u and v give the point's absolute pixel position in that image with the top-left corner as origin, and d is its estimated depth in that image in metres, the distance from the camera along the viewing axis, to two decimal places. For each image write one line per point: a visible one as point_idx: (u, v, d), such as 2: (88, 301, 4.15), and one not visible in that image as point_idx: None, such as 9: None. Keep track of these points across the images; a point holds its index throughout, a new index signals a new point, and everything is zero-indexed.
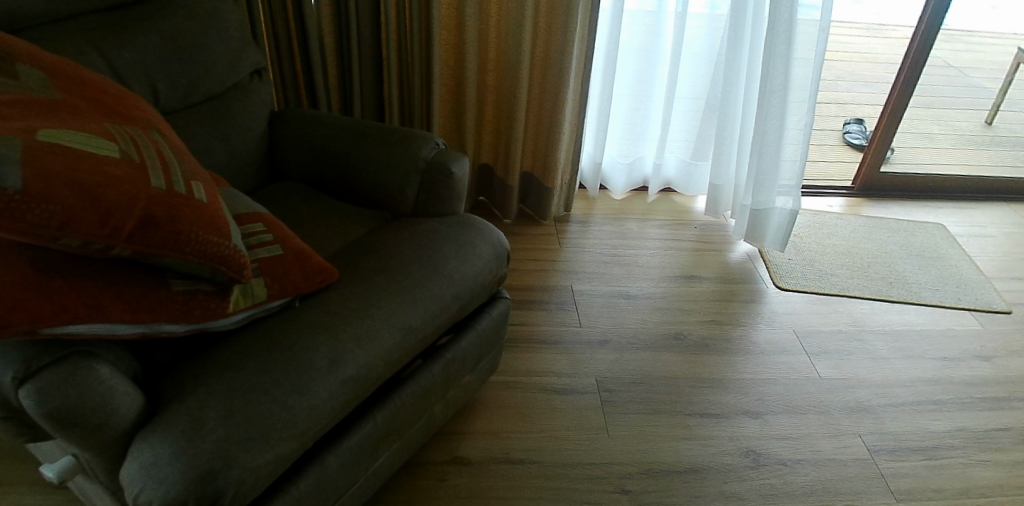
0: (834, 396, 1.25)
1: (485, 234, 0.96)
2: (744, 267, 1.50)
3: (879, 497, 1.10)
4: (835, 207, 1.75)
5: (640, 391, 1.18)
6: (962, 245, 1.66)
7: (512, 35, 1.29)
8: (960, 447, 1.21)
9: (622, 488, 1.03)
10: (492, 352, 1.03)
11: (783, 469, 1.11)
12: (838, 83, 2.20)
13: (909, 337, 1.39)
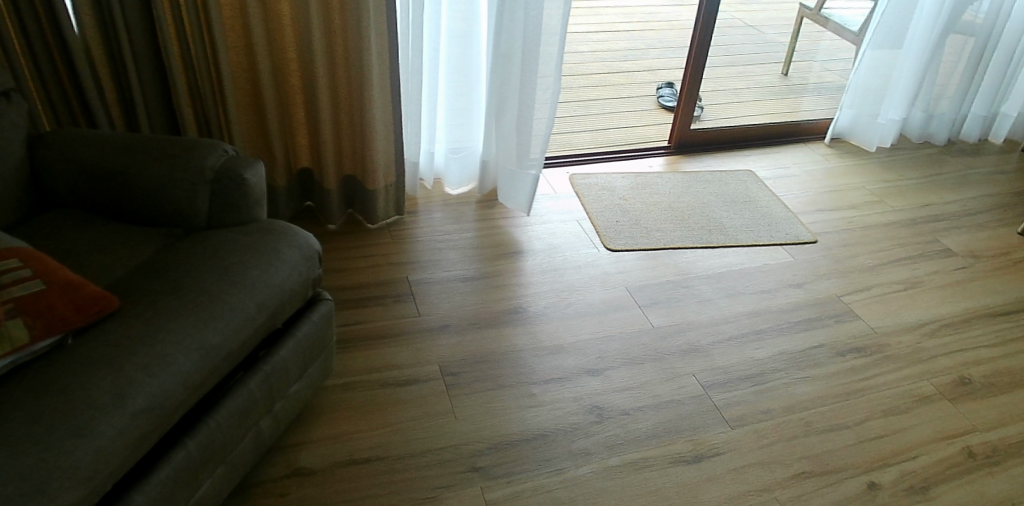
0: (667, 342, 1.37)
1: (291, 238, 0.93)
2: (576, 237, 1.59)
3: (714, 427, 1.23)
4: (655, 168, 1.89)
5: (486, 368, 1.22)
6: (770, 188, 1.87)
7: (302, 33, 1.27)
8: (782, 368, 1.38)
9: (473, 466, 1.06)
10: (321, 355, 1.01)
11: (625, 418, 1.21)
12: (650, 51, 2.45)
13: (730, 277, 1.55)
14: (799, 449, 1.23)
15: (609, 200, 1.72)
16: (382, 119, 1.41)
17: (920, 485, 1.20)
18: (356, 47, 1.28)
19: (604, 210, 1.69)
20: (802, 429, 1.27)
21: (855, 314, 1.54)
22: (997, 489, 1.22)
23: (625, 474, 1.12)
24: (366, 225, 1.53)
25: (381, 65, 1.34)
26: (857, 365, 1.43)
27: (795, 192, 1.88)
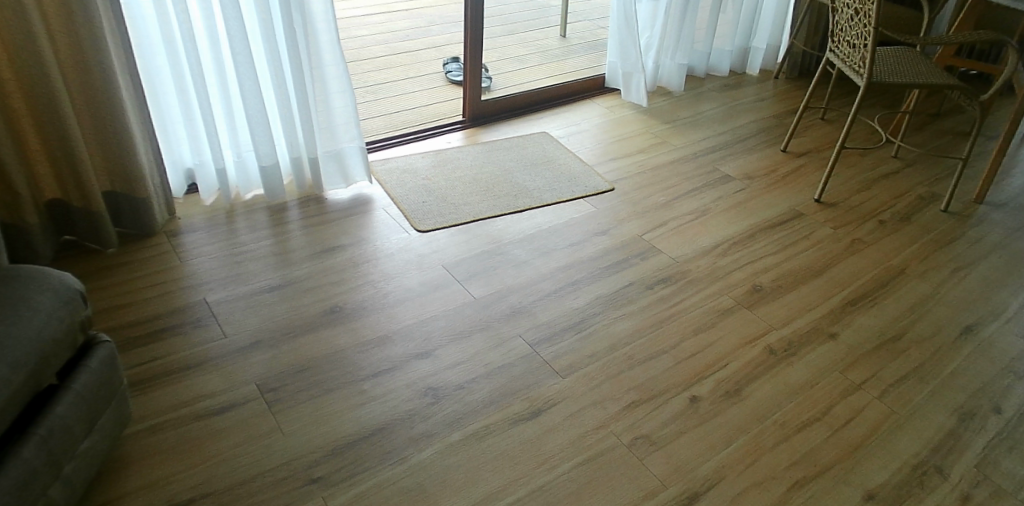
0: (492, 308, 1.60)
1: (45, 283, 0.98)
2: (380, 228, 1.82)
3: (548, 380, 1.44)
4: (454, 142, 2.26)
5: (336, 366, 1.38)
6: (566, 145, 2.32)
7: (24, 52, 1.42)
8: (598, 312, 1.66)
9: (311, 478, 1.16)
10: (111, 401, 1.03)
11: (461, 391, 1.37)
12: (430, 28, 3.01)
13: (540, 235, 1.87)
14: (624, 383, 1.49)
15: (414, 183, 2.01)
16: (136, 121, 1.65)
17: (734, 386, 1.57)
18: (90, 54, 1.48)
19: (407, 195, 1.96)
20: (625, 365, 1.53)
21: (658, 249, 1.93)
22: (793, 375, 1.64)
23: (466, 445, 1.27)
24: (138, 235, 1.74)
25: (121, 67, 1.58)
26: (663, 294, 1.77)
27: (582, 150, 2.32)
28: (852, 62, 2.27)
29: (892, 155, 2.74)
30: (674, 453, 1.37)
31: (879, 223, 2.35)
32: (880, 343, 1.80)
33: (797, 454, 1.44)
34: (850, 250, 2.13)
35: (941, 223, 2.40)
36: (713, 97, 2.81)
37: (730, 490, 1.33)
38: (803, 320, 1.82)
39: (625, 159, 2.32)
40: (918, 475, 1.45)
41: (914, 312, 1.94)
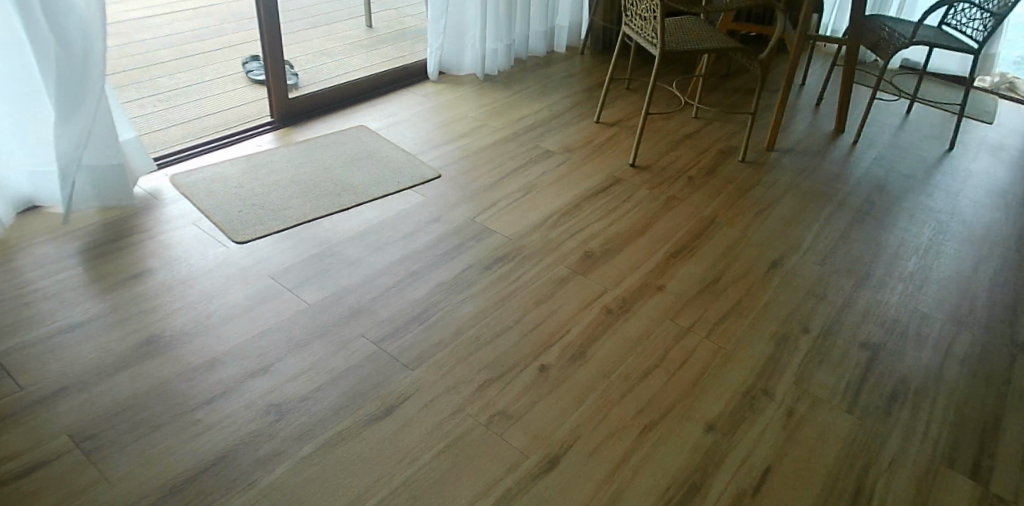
0: (327, 313, 1.78)
1: None
2: (194, 244, 1.97)
3: (395, 374, 1.64)
4: (265, 144, 2.47)
5: (192, 385, 1.53)
6: (385, 138, 2.58)
7: None
8: (441, 300, 1.87)
9: None
10: None
11: (305, 402, 1.53)
12: (227, 28, 3.28)
13: (368, 234, 2.08)
14: (473, 365, 1.70)
15: (229, 192, 2.18)
16: None
17: (579, 349, 1.81)
18: None
19: (225, 207, 2.12)
20: (472, 347, 1.75)
21: (492, 230, 2.17)
22: (629, 330, 1.91)
23: (322, 454, 1.42)
24: None
25: None
26: (502, 272, 2.01)
27: (410, 136, 2.61)
28: (643, 34, 2.47)
29: (694, 116, 3.00)
30: (530, 424, 1.59)
31: (688, 180, 2.58)
32: (702, 288, 2.10)
33: (644, 403, 1.72)
34: (666, 206, 2.41)
35: (741, 174, 2.68)
36: (531, 77, 3.15)
37: (584, 448, 1.57)
38: (633, 278, 2.08)
39: (452, 145, 2.59)
40: (749, 400, 1.79)
41: (729, 255, 2.25)
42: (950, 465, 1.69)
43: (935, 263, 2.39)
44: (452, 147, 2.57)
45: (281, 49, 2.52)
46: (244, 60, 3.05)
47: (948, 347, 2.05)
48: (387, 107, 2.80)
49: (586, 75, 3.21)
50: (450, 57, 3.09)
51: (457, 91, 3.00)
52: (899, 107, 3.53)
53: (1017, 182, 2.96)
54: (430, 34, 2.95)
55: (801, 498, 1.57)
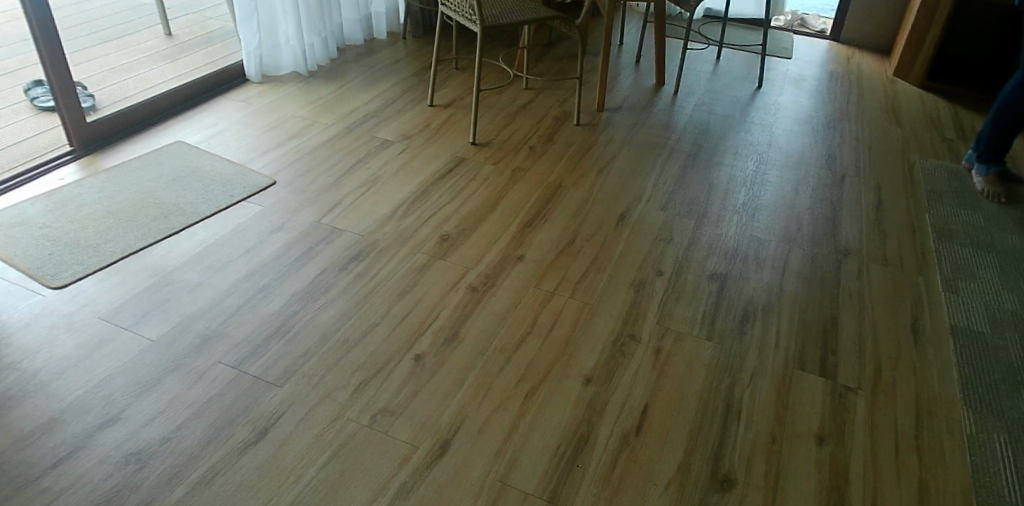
0: (176, 344, 1.67)
1: None
2: (3, 297, 1.76)
3: (265, 393, 1.58)
4: (68, 177, 2.23)
5: (29, 453, 1.39)
6: (208, 151, 2.42)
7: None
8: (298, 309, 1.81)
9: None
10: None
11: (168, 441, 1.44)
12: None
13: (208, 254, 1.96)
14: (346, 368, 1.67)
15: (35, 234, 1.96)
16: None
17: (451, 331, 1.83)
18: None
19: (34, 250, 1.90)
20: (342, 350, 1.72)
21: (341, 229, 2.12)
22: (496, 304, 1.95)
23: (195, 494, 1.34)
24: None
25: None
26: (359, 270, 1.97)
27: (235, 146, 2.47)
28: (464, 11, 2.49)
29: (524, 88, 3.08)
30: (414, 415, 1.60)
31: (529, 149, 2.66)
32: (559, 252, 2.18)
33: (524, 370, 1.77)
34: (512, 179, 2.46)
35: (577, 137, 2.79)
36: (354, 69, 3.10)
37: (474, 426, 1.61)
38: (492, 254, 2.12)
39: (284, 148, 2.48)
40: (619, 347, 1.91)
41: (579, 215, 2.35)
42: (803, 366, 1.94)
43: (762, 191, 2.65)
44: (284, 151, 2.47)
45: (67, 69, 2.27)
46: (25, 87, 2.73)
47: (784, 264, 2.30)
48: (203, 118, 2.63)
49: (412, 61, 3.21)
50: (268, 60, 2.96)
51: (276, 93, 2.86)
52: (709, 55, 3.82)
53: (818, 108, 3.33)
54: (243, 37, 2.81)
55: (680, 426, 1.73)
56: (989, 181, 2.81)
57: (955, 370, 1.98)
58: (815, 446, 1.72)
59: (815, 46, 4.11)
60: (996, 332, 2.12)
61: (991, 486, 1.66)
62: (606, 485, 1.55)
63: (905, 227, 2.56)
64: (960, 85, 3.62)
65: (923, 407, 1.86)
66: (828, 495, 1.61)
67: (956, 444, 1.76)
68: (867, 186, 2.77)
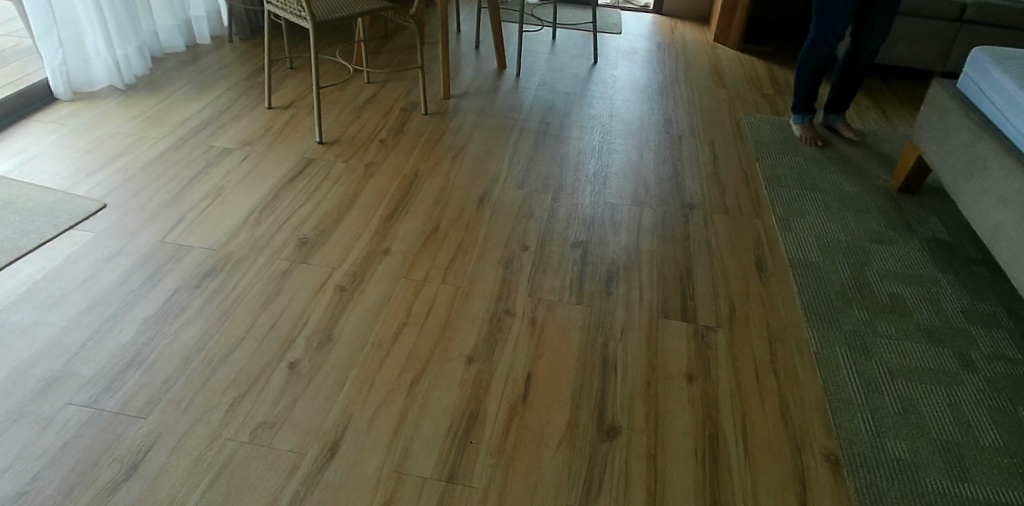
0: (17, 393, 1.55)
1: None
2: None
3: (128, 427, 1.50)
4: None
5: None
6: (22, 178, 2.20)
7: None
8: (154, 335, 1.72)
9: None
10: None
11: (24, 495, 1.35)
12: None
13: (39, 290, 1.80)
14: (216, 388, 1.62)
15: None
16: None
17: (324, 334, 1.81)
18: None
19: None
20: (208, 370, 1.66)
21: (189, 245, 2.01)
22: (368, 300, 1.94)
23: None
24: None
25: None
26: (216, 286, 1.89)
27: (52, 170, 2.25)
28: (293, 8, 2.43)
29: (367, 82, 3.05)
30: (298, 422, 1.59)
31: (380, 143, 2.64)
32: (425, 240, 2.19)
33: (405, 360, 1.79)
34: (367, 174, 2.44)
35: (427, 126, 2.81)
36: (179, 76, 2.92)
37: (362, 421, 1.62)
38: (356, 250, 2.09)
39: (111, 167, 2.30)
40: (496, 322, 1.96)
41: (440, 202, 2.38)
42: (667, 314, 2.10)
43: (610, 159, 2.80)
44: (112, 170, 2.28)
45: None
46: None
47: (638, 225, 2.45)
48: (11, 144, 2.37)
49: (242, 64, 3.08)
50: (79, 75, 2.71)
51: (92, 110, 2.63)
52: (545, 36, 3.96)
53: (650, 77, 3.56)
54: (44, 53, 2.55)
55: (563, 387, 1.81)
56: (804, 128, 3.15)
57: (798, 297, 2.22)
58: (686, 385, 1.87)
59: (642, 19, 4.37)
60: (827, 260, 2.40)
61: (839, 392, 1.89)
62: (501, 455, 1.61)
63: (739, 177, 2.82)
64: (770, 45, 4.01)
65: (775, 334, 2.07)
66: (704, 425, 1.76)
67: (807, 361, 1.98)
68: (701, 144, 3.01)
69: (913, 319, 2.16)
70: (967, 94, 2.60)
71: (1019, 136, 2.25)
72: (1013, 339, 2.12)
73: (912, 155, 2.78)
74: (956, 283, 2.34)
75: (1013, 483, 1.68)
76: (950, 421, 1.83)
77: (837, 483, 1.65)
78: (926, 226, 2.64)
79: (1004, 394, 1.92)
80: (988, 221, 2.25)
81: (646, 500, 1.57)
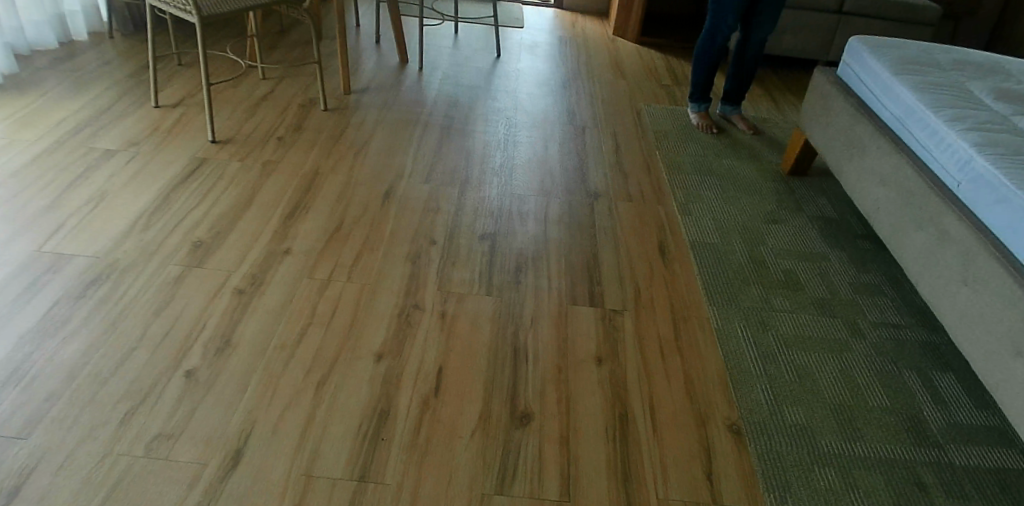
0: None
1: None
2: None
3: (7, 449, 1.44)
4: None
5: None
6: None
7: None
8: (33, 350, 1.64)
9: None
10: None
11: None
12: None
13: None
14: (105, 402, 1.56)
15: None
16: None
17: (223, 340, 1.77)
18: None
19: None
20: (96, 384, 1.59)
21: (69, 254, 1.91)
22: (268, 302, 1.90)
23: None
24: None
25: None
26: (101, 294, 1.82)
27: None
28: (179, 3, 2.35)
29: (262, 78, 2.98)
30: (196, 432, 1.54)
31: (278, 141, 2.58)
32: (328, 238, 2.16)
33: (310, 362, 1.76)
34: (264, 172, 2.39)
35: (328, 123, 2.75)
36: (53, 75, 2.74)
37: (267, 426, 1.59)
38: (254, 252, 2.05)
39: None
40: (405, 318, 1.94)
41: (343, 199, 2.34)
42: (575, 301, 2.14)
43: (516, 152, 2.83)
44: None
45: None
46: None
47: (545, 215, 2.49)
48: None
49: (124, 62, 2.92)
50: None
51: None
52: (446, 30, 3.95)
53: (553, 70, 3.61)
54: None
55: (474, 378, 1.81)
56: (701, 116, 3.28)
57: (699, 278, 2.32)
58: (595, 368, 1.91)
59: (544, 14, 4.43)
60: (726, 241, 2.51)
61: (739, 365, 1.98)
62: (414, 450, 1.60)
63: (641, 166, 2.91)
64: (667, 37, 4.15)
65: (678, 314, 2.15)
66: (613, 406, 1.81)
67: (708, 338, 2.07)
68: (604, 134, 3.09)
69: (804, 293, 2.30)
70: (846, 80, 2.78)
71: (891, 117, 2.43)
72: (894, 306, 2.29)
73: (801, 140, 2.95)
74: (842, 258, 2.51)
75: (897, 437, 1.81)
76: (841, 385, 1.95)
77: (740, 451, 1.73)
78: (814, 206, 2.81)
79: (887, 357, 2.07)
80: (867, 197, 2.42)
81: (560, 482, 1.60)
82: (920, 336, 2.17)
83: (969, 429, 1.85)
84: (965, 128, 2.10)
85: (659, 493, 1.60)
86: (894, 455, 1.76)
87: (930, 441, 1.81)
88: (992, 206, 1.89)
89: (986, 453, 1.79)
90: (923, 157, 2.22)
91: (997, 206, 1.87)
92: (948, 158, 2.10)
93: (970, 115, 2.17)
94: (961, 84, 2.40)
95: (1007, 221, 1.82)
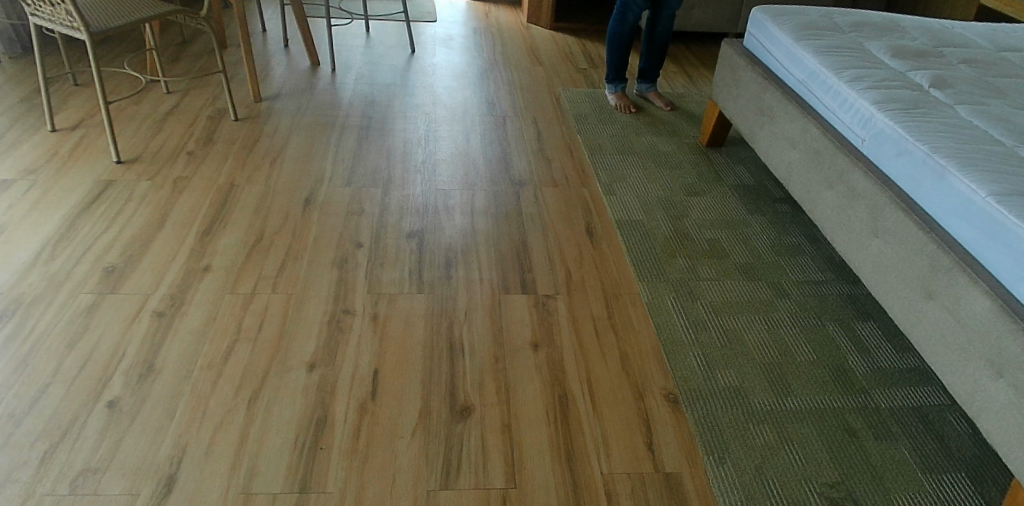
0: None
1: None
2: None
3: None
4: None
5: None
6: None
7: None
8: None
9: None
10: None
11: None
12: None
13: None
14: (21, 442, 1.53)
15: None
16: None
17: (145, 365, 1.74)
18: None
19: None
20: (11, 425, 1.56)
21: None
22: (190, 322, 1.87)
23: None
24: None
25: None
26: (10, 330, 1.79)
27: None
28: (62, 19, 2.25)
29: (166, 92, 2.94)
30: (124, 463, 1.51)
31: (188, 156, 2.55)
32: (248, 252, 2.13)
33: (239, 379, 1.73)
34: (175, 190, 2.36)
35: (239, 133, 2.72)
36: None
37: (199, 448, 1.56)
38: (171, 273, 2.03)
39: None
40: (335, 324, 1.93)
41: (261, 211, 2.31)
42: (508, 290, 2.16)
43: (437, 146, 2.83)
44: None
45: None
46: None
47: (471, 208, 2.49)
48: None
49: (14, 87, 2.81)
50: None
51: None
52: (357, 29, 3.89)
53: (469, 62, 3.61)
54: None
55: (411, 377, 1.81)
56: (619, 96, 3.34)
57: (627, 255, 2.37)
58: (532, 354, 1.94)
59: (457, 6, 4.42)
60: (651, 217, 2.58)
61: (671, 336, 2.03)
62: (355, 456, 1.59)
63: (563, 150, 2.95)
64: (580, 21, 4.20)
65: (610, 293, 2.19)
66: (552, 389, 1.83)
67: (640, 313, 2.12)
68: (524, 122, 3.11)
69: (729, 260, 2.38)
70: (752, 51, 2.88)
71: (797, 82, 2.52)
72: (815, 265, 2.40)
73: (715, 112, 3.04)
74: (763, 223, 2.60)
75: (825, 389, 1.89)
76: (769, 345, 2.03)
77: (678, 419, 1.78)
78: (733, 175, 2.90)
79: (811, 314, 2.16)
80: (781, 162, 2.52)
81: (505, 470, 1.61)
82: (840, 290, 2.28)
83: (891, 373, 1.95)
84: (862, 86, 2.19)
85: (602, 469, 1.64)
86: (824, 405, 1.84)
87: (856, 388, 1.90)
88: (893, 159, 1.99)
89: (908, 394, 1.89)
90: (828, 118, 2.32)
91: (897, 158, 1.96)
92: (850, 117, 2.19)
93: (867, 74, 2.27)
94: (859, 45, 2.50)
95: (908, 171, 1.92)
